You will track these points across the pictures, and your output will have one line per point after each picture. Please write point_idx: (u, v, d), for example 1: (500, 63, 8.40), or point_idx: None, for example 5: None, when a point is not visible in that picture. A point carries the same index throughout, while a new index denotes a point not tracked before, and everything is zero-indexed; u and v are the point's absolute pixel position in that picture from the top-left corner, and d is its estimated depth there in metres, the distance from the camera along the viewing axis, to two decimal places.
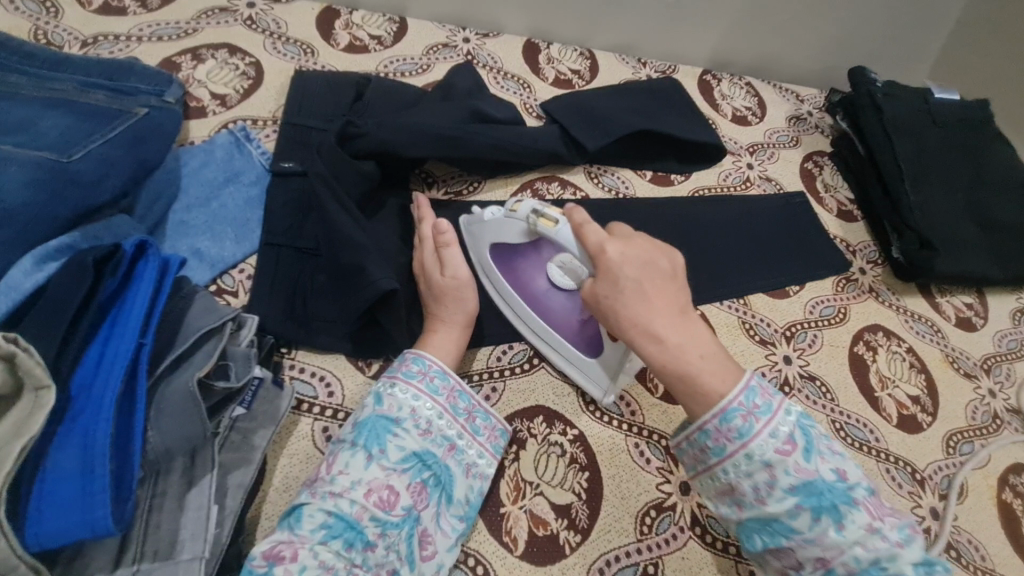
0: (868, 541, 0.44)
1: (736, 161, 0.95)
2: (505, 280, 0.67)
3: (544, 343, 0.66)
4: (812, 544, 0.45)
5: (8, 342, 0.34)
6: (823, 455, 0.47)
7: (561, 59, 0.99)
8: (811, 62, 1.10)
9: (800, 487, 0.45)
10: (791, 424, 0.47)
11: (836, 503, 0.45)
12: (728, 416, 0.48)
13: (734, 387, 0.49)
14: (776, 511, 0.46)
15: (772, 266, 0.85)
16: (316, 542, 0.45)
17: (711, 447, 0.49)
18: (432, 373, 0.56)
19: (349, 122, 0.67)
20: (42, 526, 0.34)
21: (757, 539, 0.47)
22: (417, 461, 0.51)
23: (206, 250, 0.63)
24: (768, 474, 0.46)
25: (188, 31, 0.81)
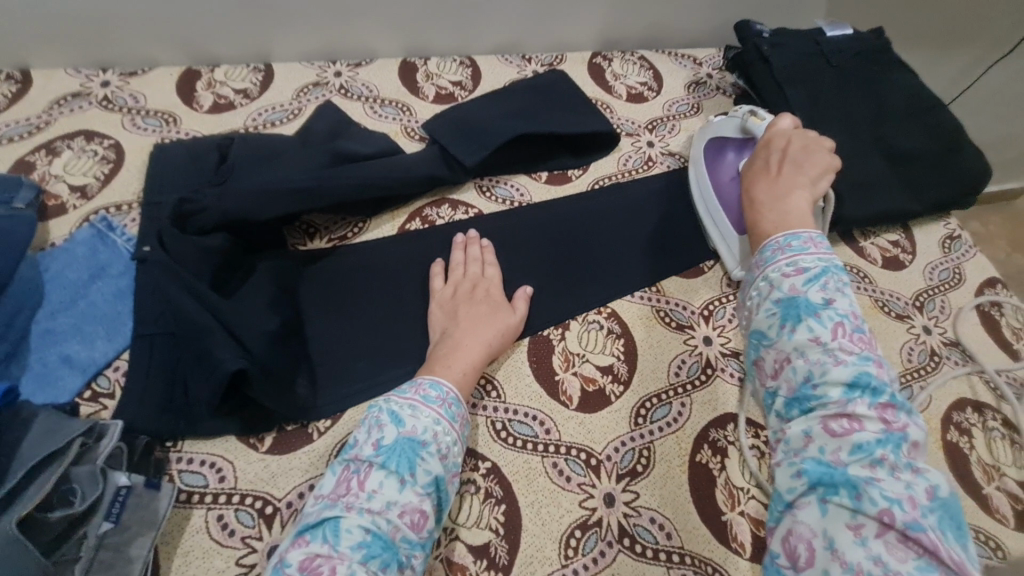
0: (811, 352, 0.50)
1: (635, 141, 0.93)
2: (704, 170, 0.82)
3: (707, 218, 0.81)
4: (774, 351, 0.53)
5: None
6: (828, 291, 0.53)
7: (441, 73, 0.96)
8: (702, 23, 1.07)
9: (784, 301, 0.54)
10: (811, 262, 0.55)
11: (803, 312, 0.52)
12: (765, 250, 0.59)
13: (783, 233, 0.60)
14: (761, 320, 0.55)
15: (684, 244, 0.82)
16: (355, 562, 0.44)
17: (746, 276, 0.60)
18: (450, 399, 0.57)
19: (184, 199, 0.65)
20: None
21: (749, 346, 0.56)
22: (439, 488, 0.51)
23: (75, 355, 0.61)
24: (769, 289, 0.56)
25: (41, 125, 0.79)
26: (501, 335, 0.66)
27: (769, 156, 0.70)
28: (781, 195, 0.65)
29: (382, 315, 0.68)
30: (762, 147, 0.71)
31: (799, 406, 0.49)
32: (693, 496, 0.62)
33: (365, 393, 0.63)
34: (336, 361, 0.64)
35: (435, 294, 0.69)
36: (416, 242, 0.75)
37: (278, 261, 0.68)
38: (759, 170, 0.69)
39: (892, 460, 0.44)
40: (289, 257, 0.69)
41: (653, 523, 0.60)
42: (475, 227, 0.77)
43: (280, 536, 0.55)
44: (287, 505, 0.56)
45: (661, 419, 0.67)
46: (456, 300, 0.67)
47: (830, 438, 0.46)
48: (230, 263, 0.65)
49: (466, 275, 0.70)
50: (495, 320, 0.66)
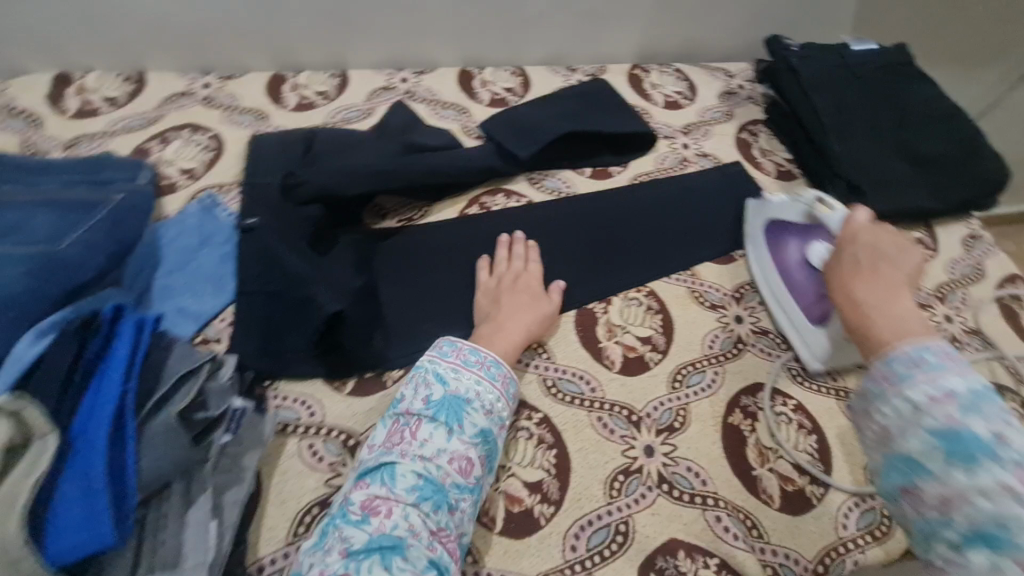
0: (994, 495, 0.44)
1: (671, 143, 1.01)
2: (768, 256, 0.81)
3: (774, 302, 0.80)
4: (935, 484, 0.47)
5: (14, 402, 0.41)
6: (959, 390, 0.49)
7: (495, 80, 1.06)
8: (734, 38, 1.15)
9: (941, 429, 0.48)
10: (958, 383, 0.49)
11: (974, 450, 0.46)
12: (892, 362, 0.53)
13: (909, 342, 0.53)
14: (914, 450, 0.48)
15: (717, 234, 0.89)
16: (409, 503, 0.52)
17: (871, 389, 0.53)
18: (490, 362, 0.64)
19: (290, 175, 0.75)
20: (58, 548, 0.40)
21: (886, 472, 0.51)
22: (484, 438, 0.59)
23: (189, 307, 0.71)
24: (917, 413, 0.49)
25: (155, 119, 0.91)
26: (541, 317, 0.73)
27: (855, 252, 0.66)
28: (888, 294, 0.59)
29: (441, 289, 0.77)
30: (848, 242, 0.67)
31: (988, 548, 0.43)
32: (726, 451, 0.68)
33: (431, 349, 0.71)
34: (406, 321, 0.73)
35: (481, 285, 0.76)
36: (475, 224, 0.84)
37: (358, 237, 0.77)
38: (850, 265, 0.64)
39: None
40: (366, 232, 0.79)
41: (689, 472, 0.66)
42: (527, 213, 0.86)
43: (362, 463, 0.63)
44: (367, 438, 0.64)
45: (696, 385, 0.73)
46: (499, 290, 0.74)
47: None
48: (319, 234, 0.76)
49: (515, 267, 0.77)
50: (535, 303, 0.74)
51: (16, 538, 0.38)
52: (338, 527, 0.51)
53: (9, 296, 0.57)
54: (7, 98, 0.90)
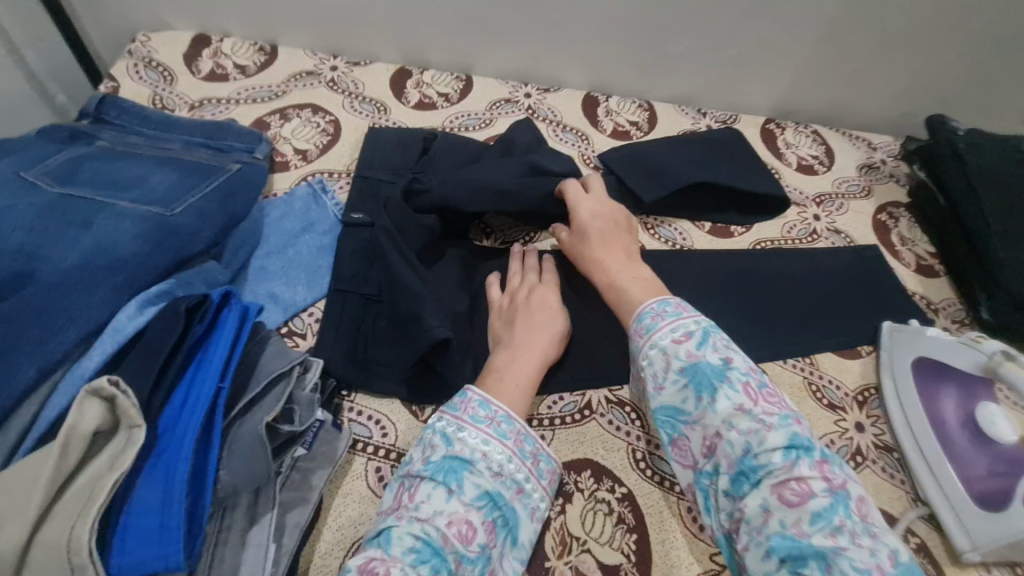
0: (739, 421, 0.50)
1: (801, 212, 0.92)
2: (918, 403, 0.69)
3: (920, 460, 0.66)
4: (698, 426, 0.53)
5: (112, 384, 0.38)
6: (716, 346, 0.55)
7: (620, 111, 1.00)
8: (886, 109, 1.05)
9: (688, 369, 0.54)
10: (693, 326, 0.56)
11: (712, 381, 0.52)
12: (642, 318, 0.59)
13: (652, 299, 0.61)
14: (672, 395, 0.54)
15: (843, 323, 0.79)
16: (407, 565, 0.45)
17: (633, 347, 0.59)
18: (500, 416, 0.55)
19: (415, 179, 0.72)
20: (123, 558, 0.37)
21: (661, 425, 0.56)
22: (490, 501, 0.51)
23: (280, 294, 0.68)
24: (665, 360, 0.55)
25: (279, 93, 0.90)
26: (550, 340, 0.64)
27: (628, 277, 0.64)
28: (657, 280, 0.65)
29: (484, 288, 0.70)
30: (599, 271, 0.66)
31: (746, 483, 0.49)
32: None
33: None
34: None
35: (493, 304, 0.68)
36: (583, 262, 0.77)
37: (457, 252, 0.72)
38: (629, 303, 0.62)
39: (851, 526, 0.45)
40: (471, 250, 0.75)
41: None
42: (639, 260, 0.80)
43: None
44: None
45: None
46: (514, 308, 0.66)
47: (790, 511, 0.46)
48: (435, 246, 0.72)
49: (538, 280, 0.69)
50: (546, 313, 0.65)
51: (85, 544, 0.34)
52: None
53: (116, 256, 0.52)
54: (147, 50, 0.92)
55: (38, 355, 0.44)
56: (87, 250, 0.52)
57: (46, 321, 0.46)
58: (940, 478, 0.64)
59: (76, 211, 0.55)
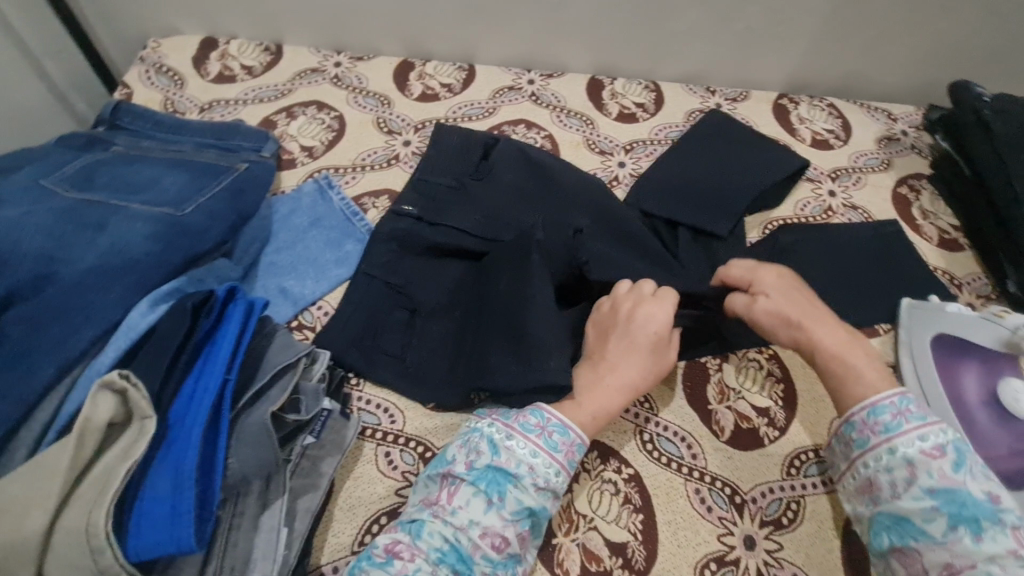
0: (1006, 562, 0.45)
1: (815, 188, 0.90)
2: (938, 381, 0.67)
3: None
4: (941, 549, 0.47)
5: (123, 378, 0.40)
6: (975, 472, 0.49)
7: (625, 93, 0.99)
8: (906, 78, 1.01)
9: (939, 492, 0.48)
10: (944, 437, 0.50)
11: (976, 515, 0.46)
12: (878, 410, 0.53)
13: (890, 390, 0.53)
14: (909, 508, 0.49)
15: (860, 302, 0.77)
16: (431, 560, 0.48)
17: (856, 438, 0.53)
18: (552, 427, 0.54)
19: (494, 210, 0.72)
20: (139, 541, 0.38)
21: (879, 531, 0.50)
22: (528, 515, 0.51)
23: (290, 288, 0.70)
24: (908, 472, 0.50)
25: (285, 92, 0.92)
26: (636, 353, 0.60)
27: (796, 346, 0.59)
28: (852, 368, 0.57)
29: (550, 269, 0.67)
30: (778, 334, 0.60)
31: None
32: (842, 563, 0.58)
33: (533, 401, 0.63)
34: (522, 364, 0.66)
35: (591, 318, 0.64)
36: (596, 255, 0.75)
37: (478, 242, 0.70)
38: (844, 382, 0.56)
39: None
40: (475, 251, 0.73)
41: None
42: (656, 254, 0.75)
43: None
44: None
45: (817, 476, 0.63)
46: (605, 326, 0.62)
47: None
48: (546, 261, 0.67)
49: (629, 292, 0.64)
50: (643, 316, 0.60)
51: (100, 527, 0.36)
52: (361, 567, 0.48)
53: (129, 257, 0.54)
54: (157, 55, 0.94)
55: (58, 351, 0.47)
56: (102, 252, 0.54)
57: (64, 321, 0.49)
58: None
59: (91, 213, 0.57)
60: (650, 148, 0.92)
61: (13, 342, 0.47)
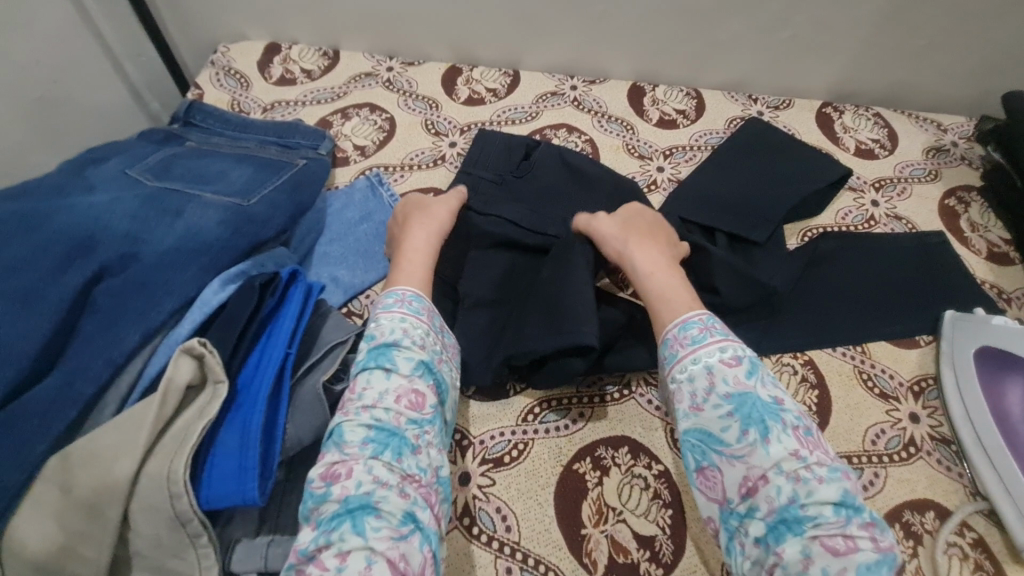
0: (790, 464, 0.48)
1: (857, 197, 0.89)
2: (980, 393, 0.66)
3: (981, 454, 0.64)
4: (742, 463, 0.50)
5: (201, 344, 0.45)
6: (765, 380, 0.54)
7: (666, 100, 1.01)
8: (957, 89, 0.99)
9: (734, 397, 0.52)
10: (740, 352, 0.54)
11: (763, 417, 0.50)
12: (688, 329, 0.57)
13: (674, 324, 0.59)
14: (711, 420, 0.52)
15: (901, 314, 0.76)
16: (368, 457, 0.47)
17: (669, 353, 0.57)
18: (409, 297, 0.57)
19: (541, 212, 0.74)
20: (209, 491, 0.43)
21: (689, 450, 0.53)
22: (427, 368, 0.52)
23: (341, 277, 0.74)
24: (708, 381, 0.53)
25: (340, 94, 0.97)
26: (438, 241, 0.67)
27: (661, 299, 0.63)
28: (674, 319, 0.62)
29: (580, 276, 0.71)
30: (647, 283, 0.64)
31: (788, 532, 0.46)
32: None
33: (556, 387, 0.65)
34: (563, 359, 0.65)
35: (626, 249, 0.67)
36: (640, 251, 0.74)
37: (525, 233, 0.71)
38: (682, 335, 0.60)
39: None
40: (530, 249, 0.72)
41: None
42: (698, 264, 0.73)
43: (471, 465, 0.62)
44: (479, 442, 0.63)
45: None
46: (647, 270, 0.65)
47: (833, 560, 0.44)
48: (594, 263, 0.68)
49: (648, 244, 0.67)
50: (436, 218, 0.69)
51: (180, 476, 0.41)
52: (305, 508, 0.45)
53: (203, 240, 0.60)
54: (227, 59, 1.02)
55: (141, 322, 0.52)
56: (180, 235, 0.59)
57: (147, 295, 0.54)
58: (1002, 473, 0.62)
59: (170, 201, 0.63)
60: (690, 154, 0.93)
61: (105, 312, 0.53)
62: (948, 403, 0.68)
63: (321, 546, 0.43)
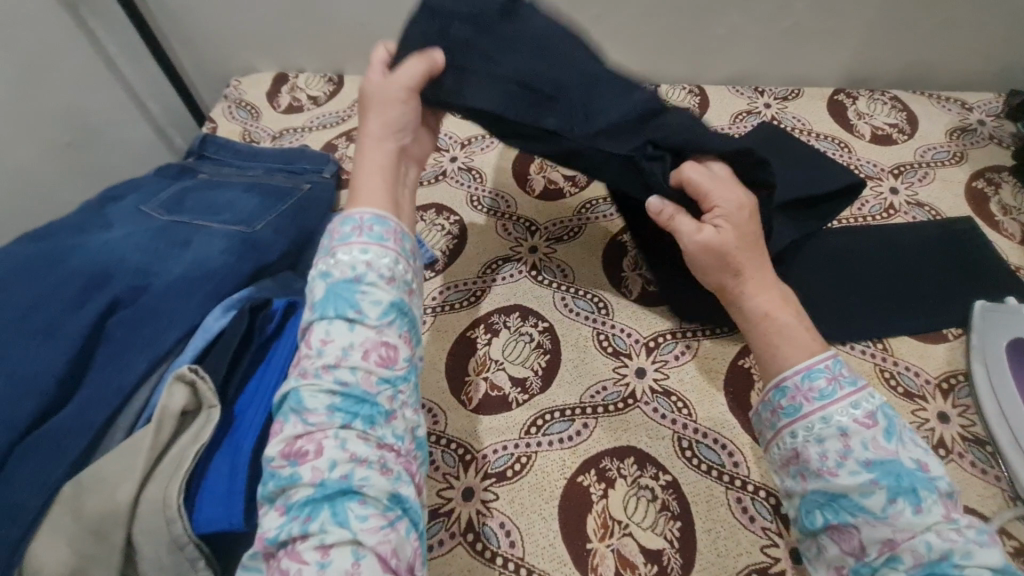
0: (943, 527, 0.42)
1: (875, 186, 0.85)
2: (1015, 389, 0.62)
3: (1019, 453, 0.60)
4: (884, 524, 0.44)
5: (192, 371, 0.47)
6: (903, 442, 0.47)
7: (668, 99, 0.99)
8: (981, 64, 0.94)
9: (876, 463, 0.45)
10: (871, 403, 0.48)
11: (915, 486, 0.44)
12: (814, 375, 0.50)
13: (799, 364, 0.51)
14: (847, 484, 0.45)
15: (925, 303, 0.72)
16: (338, 429, 0.45)
17: (786, 405, 0.50)
18: (368, 223, 0.53)
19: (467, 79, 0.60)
20: (202, 514, 0.45)
21: (810, 509, 0.48)
22: (396, 312, 0.50)
23: None
24: (842, 441, 0.47)
25: (344, 118, 1.00)
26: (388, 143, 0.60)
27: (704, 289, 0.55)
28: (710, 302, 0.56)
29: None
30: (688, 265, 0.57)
31: None
32: None
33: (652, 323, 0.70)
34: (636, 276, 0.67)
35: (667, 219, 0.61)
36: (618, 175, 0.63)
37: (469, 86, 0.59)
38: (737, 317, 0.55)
39: None
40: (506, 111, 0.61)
41: None
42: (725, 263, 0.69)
43: (473, 481, 0.62)
44: (482, 456, 0.63)
45: None
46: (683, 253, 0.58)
47: None
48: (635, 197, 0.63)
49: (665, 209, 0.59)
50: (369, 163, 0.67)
51: (175, 501, 0.43)
52: (269, 488, 0.44)
53: (208, 269, 0.62)
54: (238, 92, 1.06)
55: (147, 353, 0.54)
56: (187, 265, 0.62)
57: (154, 325, 0.56)
58: None
59: (179, 232, 0.66)
60: None
61: (114, 343, 0.55)
62: (981, 402, 0.64)
63: (296, 536, 0.41)
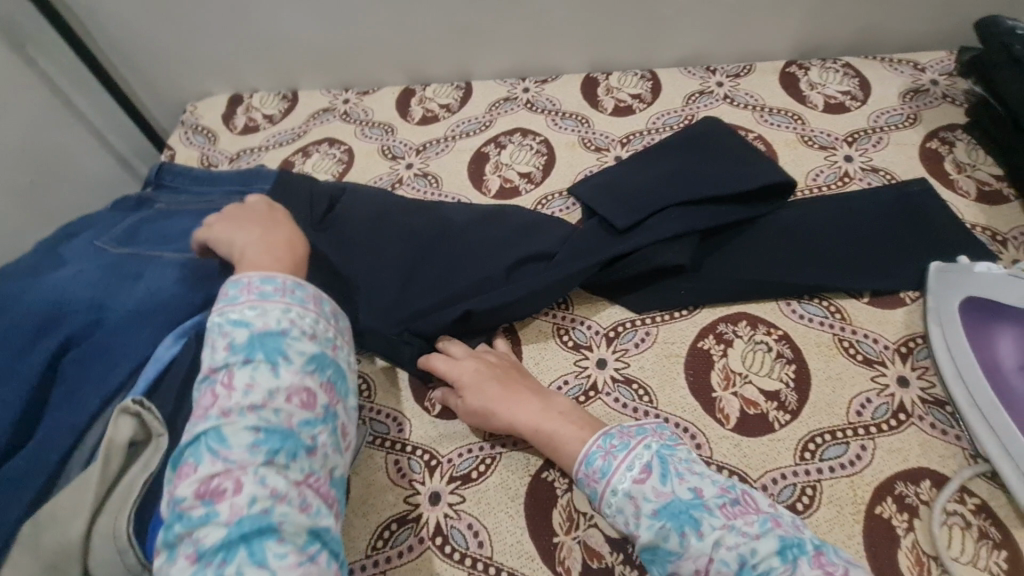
0: (728, 538, 0.46)
1: (829, 156, 0.85)
2: (968, 347, 0.62)
3: (974, 411, 0.60)
4: (687, 559, 0.47)
5: (136, 403, 0.48)
6: (681, 473, 0.51)
7: (621, 86, 0.99)
8: (930, 24, 0.93)
9: (661, 508, 0.49)
10: (648, 453, 0.52)
11: (690, 513, 0.48)
12: (590, 458, 0.54)
13: (593, 436, 0.55)
14: (651, 538, 0.49)
15: (881, 270, 0.72)
16: (260, 466, 0.45)
17: (589, 490, 0.54)
18: (291, 287, 0.55)
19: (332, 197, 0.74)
20: (153, 542, 0.46)
21: (651, 565, 0.50)
22: (318, 363, 0.52)
23: None
24: (633, 503, 0.50)
25: (301, 134, 1.01)
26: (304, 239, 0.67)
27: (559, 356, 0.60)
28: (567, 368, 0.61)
29: (462, 279, 0.69)
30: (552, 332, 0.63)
31: None
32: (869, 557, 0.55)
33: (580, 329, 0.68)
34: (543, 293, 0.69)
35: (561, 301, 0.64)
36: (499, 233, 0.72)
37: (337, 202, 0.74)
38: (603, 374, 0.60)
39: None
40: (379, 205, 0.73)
41: None
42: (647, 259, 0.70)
43: (440, 485, 0.62)
44: (447, 461, 0.64)
45: (834, 459, 0.61)
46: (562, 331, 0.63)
47: None
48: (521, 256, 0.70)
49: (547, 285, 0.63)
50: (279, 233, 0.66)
51: (124, 531, 0.44)
52: (175, 530, 0.43)
53: (161, 299, 0.63)
54: (195, 117, 1.07)
55: (101, 387, 0.55)
56: (140, 297, 0.63)
57: (107, 359, 0.57)
58: (998, 431, 0.58)
59: (132, 264, 0.67)
60: (648, 138, 0.91)
61: (67, 380, 0.56)
62: (938, 362, 0.64)
63: None
